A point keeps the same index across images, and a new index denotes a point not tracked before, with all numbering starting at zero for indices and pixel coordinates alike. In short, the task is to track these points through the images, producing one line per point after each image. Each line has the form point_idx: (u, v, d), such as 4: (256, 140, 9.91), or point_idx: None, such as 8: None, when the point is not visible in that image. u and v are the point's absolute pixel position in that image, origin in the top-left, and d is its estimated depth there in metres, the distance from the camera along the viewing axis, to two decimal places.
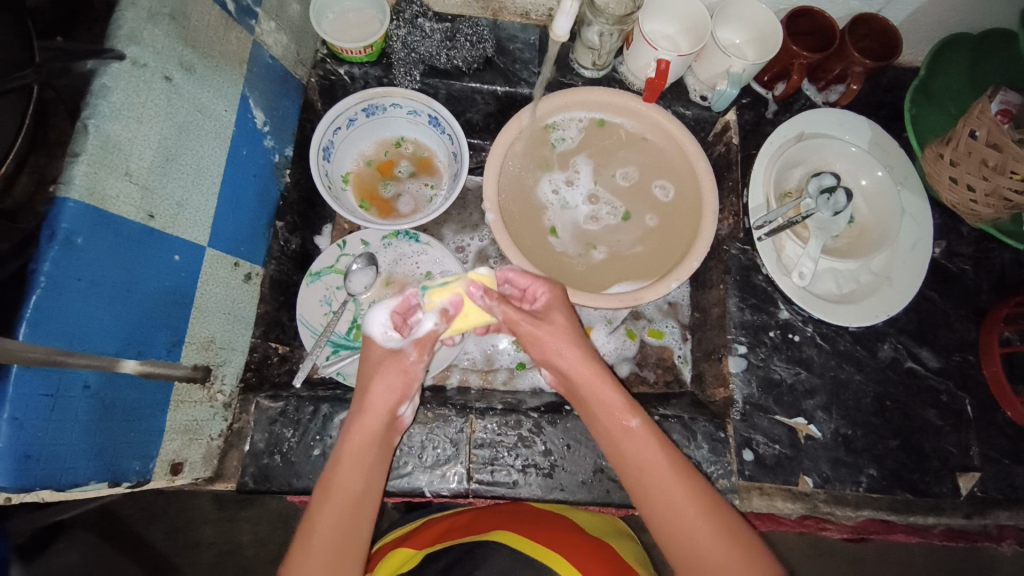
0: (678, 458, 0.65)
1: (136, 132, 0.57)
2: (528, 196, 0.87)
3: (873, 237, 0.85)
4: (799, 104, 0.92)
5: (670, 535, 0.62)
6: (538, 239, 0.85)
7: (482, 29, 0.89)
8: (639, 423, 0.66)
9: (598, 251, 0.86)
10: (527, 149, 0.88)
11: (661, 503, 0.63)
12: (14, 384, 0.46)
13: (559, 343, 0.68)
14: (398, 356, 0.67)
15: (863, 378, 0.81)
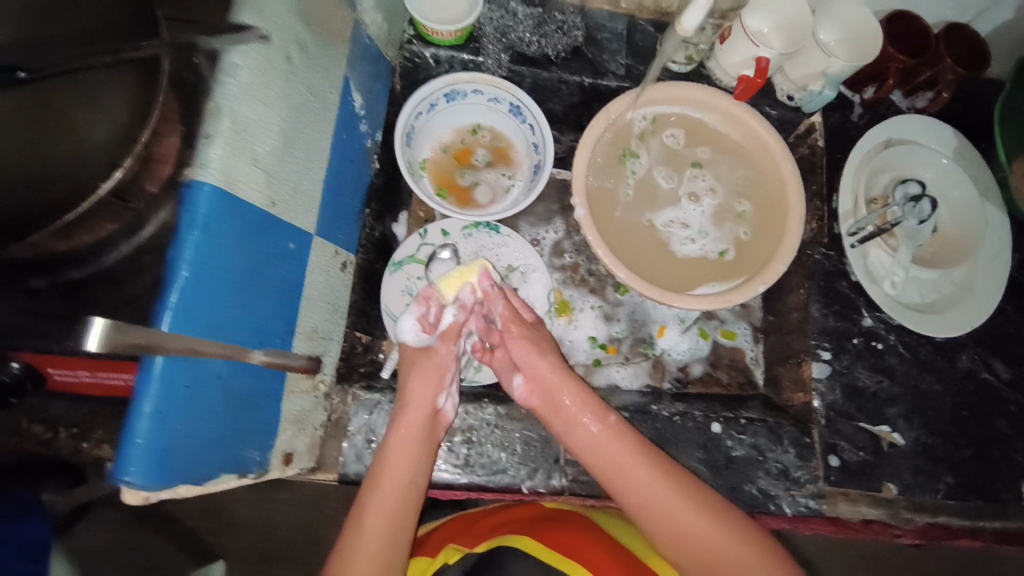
0: (660, 460, 0.65)
1: (261, 115, 0.55)
2: (652, 245, 0.84)
3: (956, 249, 0.85)
4: (884, 108, 0.90)
5: (670, 538, 0.61)
6: (713, 261, 0.84)
7: (572, 17, 0.87)
8: (616, 420, 0.67)
9: (744, 202, 0.87)
10: (605, 174, 0.85)
11: (651, 507, 0.62)
12: (159, 377, 0.45)
13: (528, 351, 0.70)
14: (429, 352, 0.69)
15: (941, 387, 0.82)
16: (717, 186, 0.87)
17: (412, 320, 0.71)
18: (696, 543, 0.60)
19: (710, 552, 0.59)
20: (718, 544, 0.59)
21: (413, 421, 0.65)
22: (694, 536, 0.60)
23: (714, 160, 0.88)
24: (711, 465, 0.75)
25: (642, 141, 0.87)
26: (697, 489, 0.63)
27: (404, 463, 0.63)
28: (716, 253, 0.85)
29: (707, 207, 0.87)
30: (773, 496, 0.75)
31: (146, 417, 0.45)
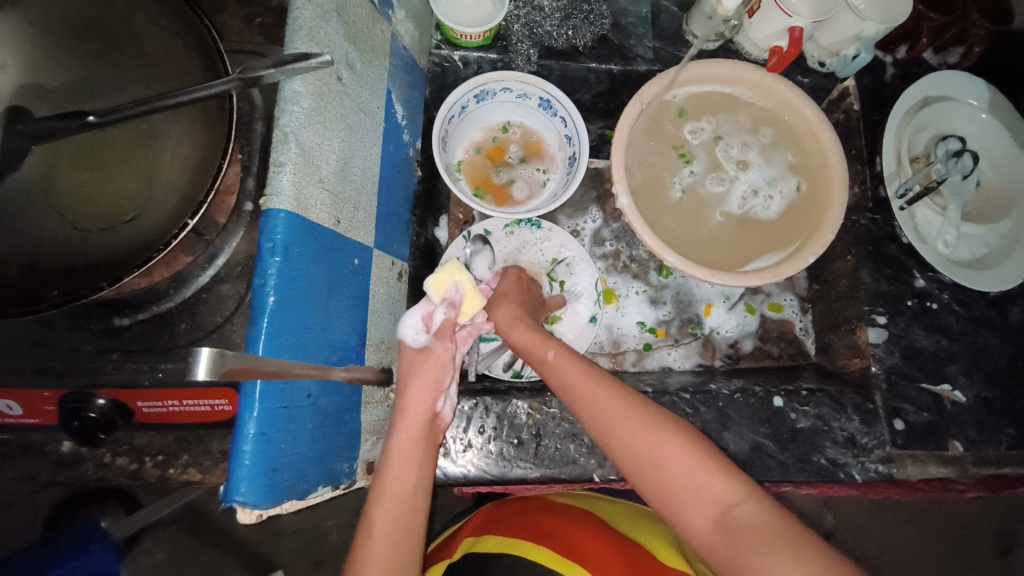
0: (611, 385, 0.63)
1: (321, 137, 0.56)
2: (732, 233, 0.85)
3: (1001, 202, 0.85)
4: (917, 67, 0.90)
5: (622, 452, 0.59)
6: (793, 203, 0.85)
7: (598, 5, 0.86)
8: (555, 353, 0.67)
9: (764, 130, 0.87)
10: (638, 183, 0.84)
11: (606, 430, 0.60)
12: (258, 398, 0.46)
13: (502, 306, 0.73)
14: (425, 351, 0.63)
15: (998, 340, 0.82)
16: (754, 138, 0.87)
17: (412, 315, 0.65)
18: (648, 459, 0.57)
19: (663, 468, 0.56)
20: (669, 458, 0.57)
21: (412, 425, 0.60)
22: (648, 449, 0.58)
23: (730, 119, 0.88)
24: (775, 438, 0.76)
25: (678, 123, 0.87)
26: (642, 399, 0.62)
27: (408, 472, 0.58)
28: (793, 194, 0.86)
29: (765, 152, 0.87)
30: (842, 465, 0.76)
31: (251, 440, 0.46)
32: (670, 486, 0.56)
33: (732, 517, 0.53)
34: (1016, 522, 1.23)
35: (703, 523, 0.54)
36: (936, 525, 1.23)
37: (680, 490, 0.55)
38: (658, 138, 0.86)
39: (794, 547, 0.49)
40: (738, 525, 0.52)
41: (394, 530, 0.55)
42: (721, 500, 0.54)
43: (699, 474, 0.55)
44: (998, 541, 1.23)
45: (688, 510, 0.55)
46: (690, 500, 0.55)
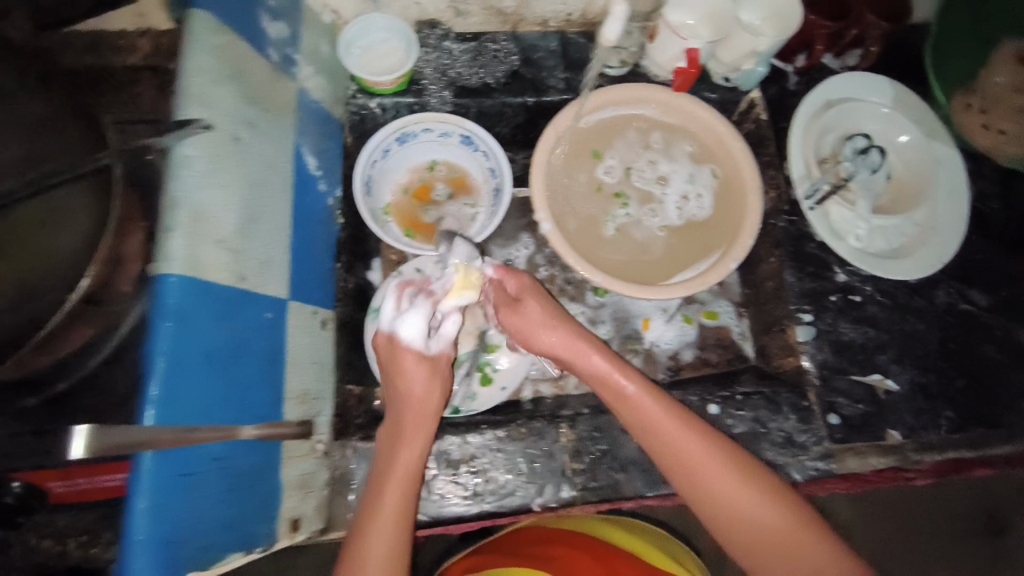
0: (686, 415, 0.68)
1: (218, 197, 0.57)
2: (677, 241, 0.88)
3: (912, 192, 0.87)
4: (820, 72, 0.93)
5: (685, 478, 0.67)
6: (717, 193, 0.88)
7: (505, 43, 0.89)
8: (636, 386, 0.70)
9: (653, 136, 0.91)
10: (567, 223, 0.87)
11: (675, 458, 0.67)
12: (149, 472, 0.48)
13: (540, 324, 0.74)
14: (431, 361, 0.69)
15: (926, 326, 0.84)
16: (655, 150, 0.90)
17: (420, 319, 0.68)
18: (705, 486, 0.65)
19: (717, 493, 0.65)
20: (729, 487, 0.65)
21: (404, 473, 0.66)
22: (709, 477, 0.65)
23: (624, 140, 0.90)
24: None
25: (594, 148, 0.89)
26: (699, 425, 0.68)
27: (406, 462, 0.66)
28: (713, 182, 0.89)
29: (674, 152, 0.90)
30: (782, 465, 0.76)
31: (141, 513, 0.46)
32: (726, 510, 0.64)
33: (774, 538, 0.62)
34: (1005, 504, 1.20)
35: (749, 542, 0.63)
36: (930, 518, 1.19)
37: (733, 515, 0.64)
38: (575, 168, 0.89)
39: (826, 563, 0.60)
40: (778, 543, 0.62)
41: (395, 518, 0.63)
42: (772, 526, 0.63)
43: (755, 503, 0.64)
44: (991, 523, 1.19)
45: (736, 530, 0.64)
46: (740, 523, 0.64)
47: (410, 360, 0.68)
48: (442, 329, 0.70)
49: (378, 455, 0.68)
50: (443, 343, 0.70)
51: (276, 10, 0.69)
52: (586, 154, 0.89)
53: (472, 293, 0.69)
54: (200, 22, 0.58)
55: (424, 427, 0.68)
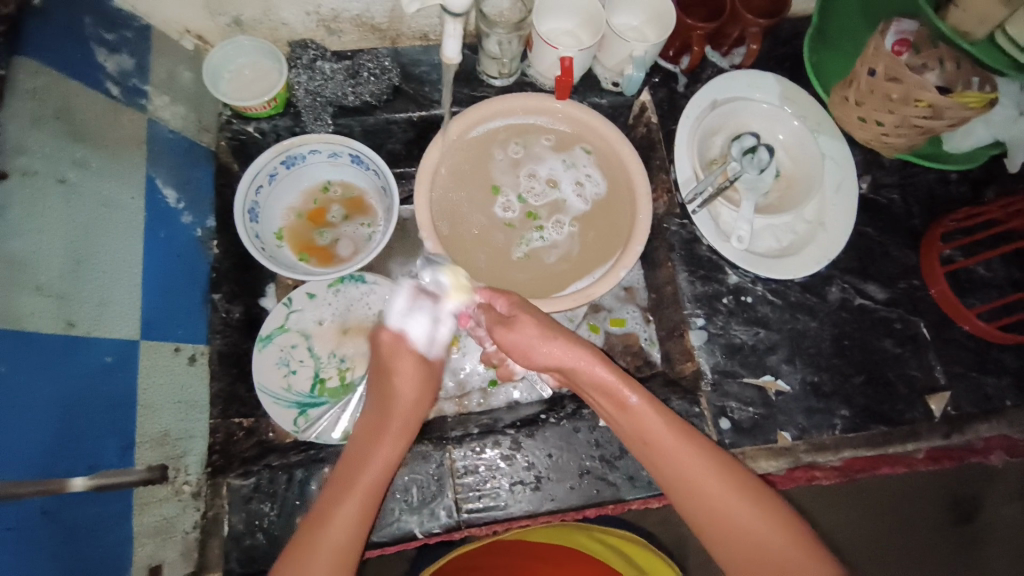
0: (690, 434, 0.66)
1: (37, 243, 0.55)
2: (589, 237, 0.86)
3: (799, 187, 0.87)
4: (707, 72, 0.92)
5: (680, 486, 0.64)
6: (609, 187, 0.87)
7: (384, 59, 0.88)
8: (640, 401, 0.66)
9: (512, 146, 0.88)
10: (474, 259, 0.84)
11: (675, 475, 0.65)
12: None
13: (531, 339, 0.65)
14: (428, 364, 0.71)
15: (819, 324, 0.83)
16: (524, 163, 0.88)
17: (425, 321, 0.72)
18: (705, 502, 0.63)
19: (719, 508, 0.63)
20: (729, 503, 0.62)
21: (375, 472, 0.64)
22: (708, 490, 0.63)
23: (498, 161, 0.88)
24: (604, 458, 0.75)
25: (482, 165, 0.87)
26: (701, 438, 0.66)
27: (384, 459, 0.64)
28: (591, 156, 0.89)
29: (537, 151, 0.89)
30: None
31: None
32: (728, 527, 0.62)
33: (771, 555, 0.60)
34: (971, 488, 1.16)
35: (749, 560, 0.61)
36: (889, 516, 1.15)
37: (735, 532, 0.62)
38: (465, 186, 0.86)
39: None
40: (771, 559, 0.60)
41: (354, 517, 0.61)
42: (776, 547, 0.60)
43: (757, 520, 0.61)
44: (957, 509, 1.16)
45: (740, 548, 0.61)
46: (741, 540, 0.61)
47: (405, 358, 0.70)
48: (436, 332, 0.72)
49: (354, 447, 0.66)
50: (437, 348, 0.73)
51: (114, 43, 0.69)
52: (483, 189, 0.87)
53: (466, 297, 0.72)
54: (21, 67, 0.57)
55: (409, 424, 0.68)
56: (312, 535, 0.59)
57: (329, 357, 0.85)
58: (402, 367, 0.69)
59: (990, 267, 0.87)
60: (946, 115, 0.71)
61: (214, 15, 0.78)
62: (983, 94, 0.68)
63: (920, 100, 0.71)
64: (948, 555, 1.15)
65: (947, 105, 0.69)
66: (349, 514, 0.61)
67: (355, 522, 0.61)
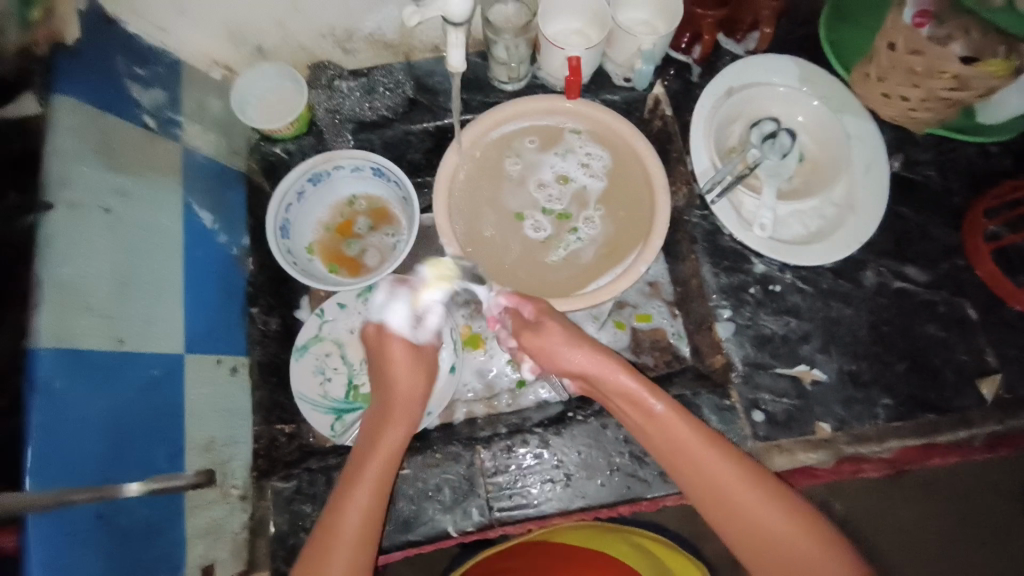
0: (714, 437, 0.65)
1: (87, 268, 0.60)
2: (621, 221, 0.86)
3: (825, 169, 0.84)
4: (721, 60, 0.91)
5: (705, 494, 0.63)
6: (624, 180, 0.87)
7: (398, 74, 0.91)
8: (664, 407, 0.66)
9: (512, 156, 0.89)
10: (508, 268, 0.86)
11: (697, 479, 0.64)
12: (36, 537, 0.50)
13: (559, 346, 0.70)
14: (418, 350, 0.76)
15: (855, 310, 0.80)
16: (528, 174, 0.89)
17: (403, 310, 0.78)
18: (726, 504, 0.62)
19: (741, 511, 0.62)
20: (751, 505, 0.61)
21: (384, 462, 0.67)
22: (730, 492, 0.62)
23: (510, 170, 0.89)
24: (634, 455, 0.74)
25: (498, 171, 0.89)
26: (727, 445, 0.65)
27: (392, 446, 0.68)
28: (582, 136, 0.89)
29: (531, 156, 0.89)
30: None
31: (35, 569, 0.49)
32: (750, 529, 0.61)
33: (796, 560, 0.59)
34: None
35: (772, 564, 0.60)
36: (955, 512, 1.09)
37: (757, 535, 0.61)
38: (483, 192, 0.88)
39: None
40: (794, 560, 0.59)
41: (365, 512, 0.63)
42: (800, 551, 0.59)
43: (781, 523, 0.60)
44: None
45: (762, 551, 0.60)
46: (764, 543, 0.60)
47: (395, 343, 0.75)
48: (424, 322, 0.79)
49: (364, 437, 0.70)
50: (427, 334, 0.79)
51: (147, 78, 0.74)
52: (508, 218, 0.88)
53: (448, 282, 0.82)
54: (59, 105, 0.62)
55: (410, 415, 0.72)
56: (328, 531, 0.62)
57: (362, 363, 0.87)
58: (394, 355, 0.75)
59: None
60: (972, 85, 0.69)
61: (238, 45, 0.84)
62: (1008, 63, 0.66)
63: (945, 71, 0.68)
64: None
65: (973, 74, 0.67)
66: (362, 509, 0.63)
67: (369, 517, 0.63)
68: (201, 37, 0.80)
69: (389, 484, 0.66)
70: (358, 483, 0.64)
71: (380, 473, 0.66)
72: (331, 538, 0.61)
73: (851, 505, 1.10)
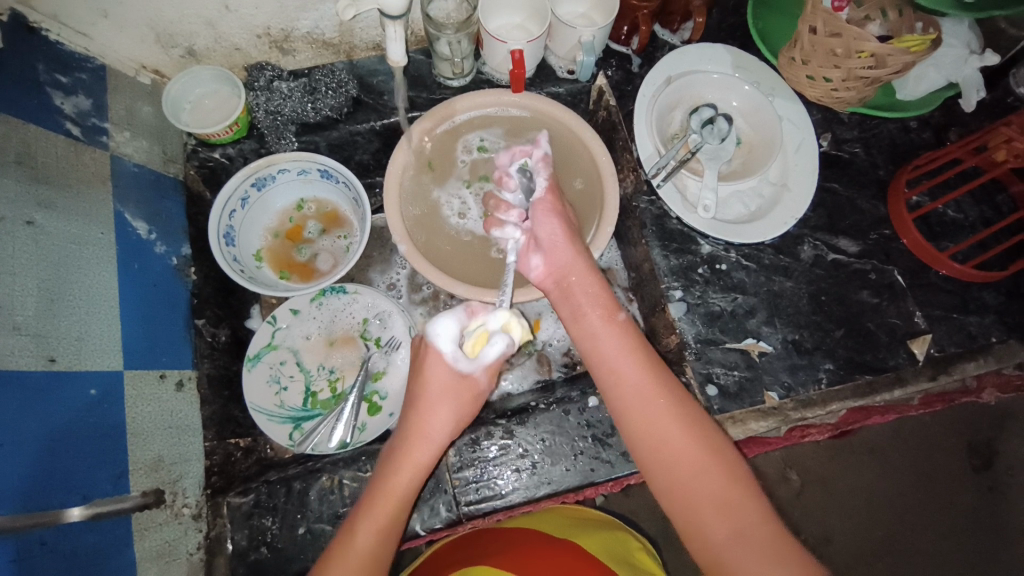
0: (660, 368, 0.67)
1: (11, 286, 0.57)
2: (511, 134, 0.88)
3: (761, 149, 0.88)
4: (659, 50, 0.94)
5: (637, 427, 0.64)
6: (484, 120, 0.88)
7: (340, 74, 0.90)
8: (627, 317, 0.70)
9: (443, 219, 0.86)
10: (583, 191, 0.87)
11: (621, 393, 0.65)
12: None
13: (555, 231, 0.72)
14: (466, 379, 0.67)
15: (795, 282, 0.84)
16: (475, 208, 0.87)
17: (451, 331, 0.66)
18: (646, 432, 0.63)
19: (659, 440, 0.63)
20: (675, 434, 0.63)
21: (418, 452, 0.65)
22: (664, 436, 0.63)
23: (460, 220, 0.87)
24: (597, 438, 0.75)
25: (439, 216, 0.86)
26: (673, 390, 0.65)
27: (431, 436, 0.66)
28: (436, 174, 0.87)
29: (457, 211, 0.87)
30: None
31: None
32: (664, 459, 0.62)
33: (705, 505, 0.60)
34: (985, 432, 1.22)
35: (676, 493, 0.61)
36: (899, 459, 1.21)
37: (669, 460, 0.62)
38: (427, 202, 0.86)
39: (748, 520, 0.58)
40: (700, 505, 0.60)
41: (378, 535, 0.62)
42: (709, 492, 0.60)
43: (698, 459, 0.61)
44: (977, 456, 1.21)
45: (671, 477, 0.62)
46: (679, 475, 0.61)
47: (439, 369, 0.67)
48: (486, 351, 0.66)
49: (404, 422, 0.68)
50: (476, 364, 0.66)
51: (70, 86, 0.71)
52: None
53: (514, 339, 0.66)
54: None
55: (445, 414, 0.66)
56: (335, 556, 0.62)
57: (319, 369, 0.86)
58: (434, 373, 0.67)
59: (959, 208, 0.88)
60: (888, 63, 0.73)
61: (167, 48, 0.81)
62: (921, 39, 0.74)
63: (862, 51, 0.74)
64: (969, 499, 1.20)
65: (889, 51, 0.72)
66: (392, 501, 0.63)
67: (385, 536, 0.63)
68: (128, 42, 0.77)
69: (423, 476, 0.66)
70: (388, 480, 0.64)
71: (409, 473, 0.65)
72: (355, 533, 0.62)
73: (805, 460, 1.20)
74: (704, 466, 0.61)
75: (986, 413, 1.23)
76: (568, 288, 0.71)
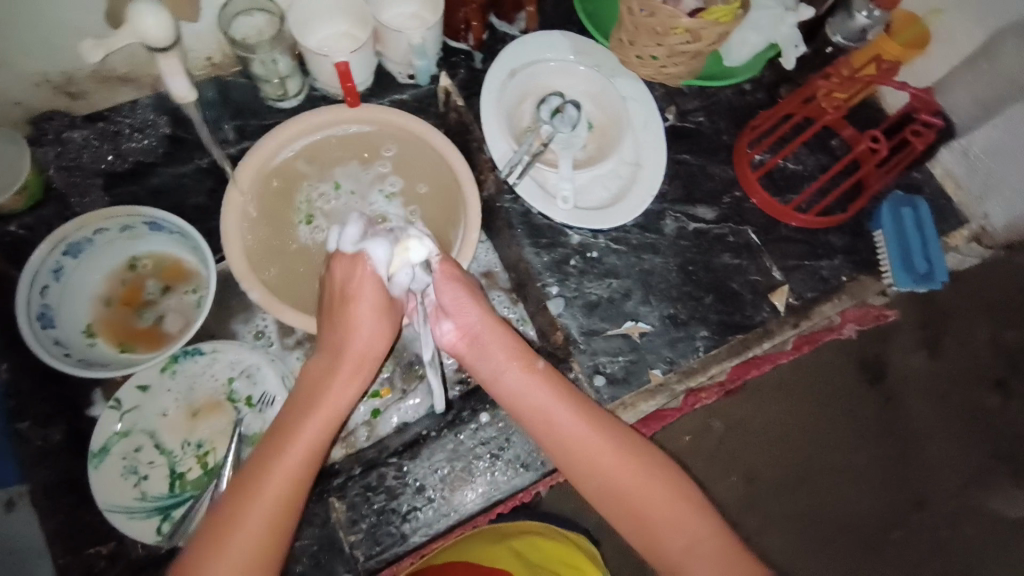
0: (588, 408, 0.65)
1: None
2: (290, 171, 0.81)
3: (613, 131, 0.87)
4: (499, 42, 0.91)
5: (581, 472, 0.62)
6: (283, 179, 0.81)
7: (146, 111, 0.80)
8: (546, 364, 0.67)
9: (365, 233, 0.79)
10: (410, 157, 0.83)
11: (558, 442, 0.63)
12: None
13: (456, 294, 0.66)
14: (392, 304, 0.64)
15: (663, 258, 0.86)
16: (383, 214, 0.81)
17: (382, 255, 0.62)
18: (592, 472, 0.61)
19: (605, 475, 0.61)
20: (619, 476, 0.61)
21: (318, 427, 0.59)
22: (609, 471, 0.61)
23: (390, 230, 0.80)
24: (493, 454, 0.73)
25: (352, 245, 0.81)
26: (607, 424, 0.64)
27: (325, 414, 0.60)
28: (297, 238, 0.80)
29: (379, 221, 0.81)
30: None
31: None
32: (613, 492, 0.61)
33: (662, 525, 0.59)
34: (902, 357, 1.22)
35: (634, 522, 0.60)
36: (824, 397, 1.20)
37: (620, 495, 0.61)
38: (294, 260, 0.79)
39: (696, 529, 0.59)
40: (657, 527, 0.59)
41: (262, 534, 0.54)
42: (660, 509, 0.60)
43: (644, 482, 0.61)
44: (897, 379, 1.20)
45: (628, 519, 0.61)
46: (632, 509, 0.60)
47: (371, 286, 0.61)
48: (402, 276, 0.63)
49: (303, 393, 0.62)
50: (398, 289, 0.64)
51: None
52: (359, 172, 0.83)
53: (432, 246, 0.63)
54: None
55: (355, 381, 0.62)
56: (230, 518, 0.54)
57: (183, 447, 0.76)
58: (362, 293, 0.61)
59: (799, 159, 0.94)
60: (704, 35, 0.75)
61: None
62: (727, 8, 0.74)
63: (677, 28, 0.74)
64: None
65: (701, 25, 0.73)
66: (277, 496, 0.55)
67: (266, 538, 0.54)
68: None
69: (318, 458, 0.59)
70: (273, 469, 0.56)
71: (305, 450, 0.58)
72: (235, 522, 0.54)
73: None
74: (651, 486, 0.61)
75: (894, 334, 1.17)
76: (477, 352, 0.67)
